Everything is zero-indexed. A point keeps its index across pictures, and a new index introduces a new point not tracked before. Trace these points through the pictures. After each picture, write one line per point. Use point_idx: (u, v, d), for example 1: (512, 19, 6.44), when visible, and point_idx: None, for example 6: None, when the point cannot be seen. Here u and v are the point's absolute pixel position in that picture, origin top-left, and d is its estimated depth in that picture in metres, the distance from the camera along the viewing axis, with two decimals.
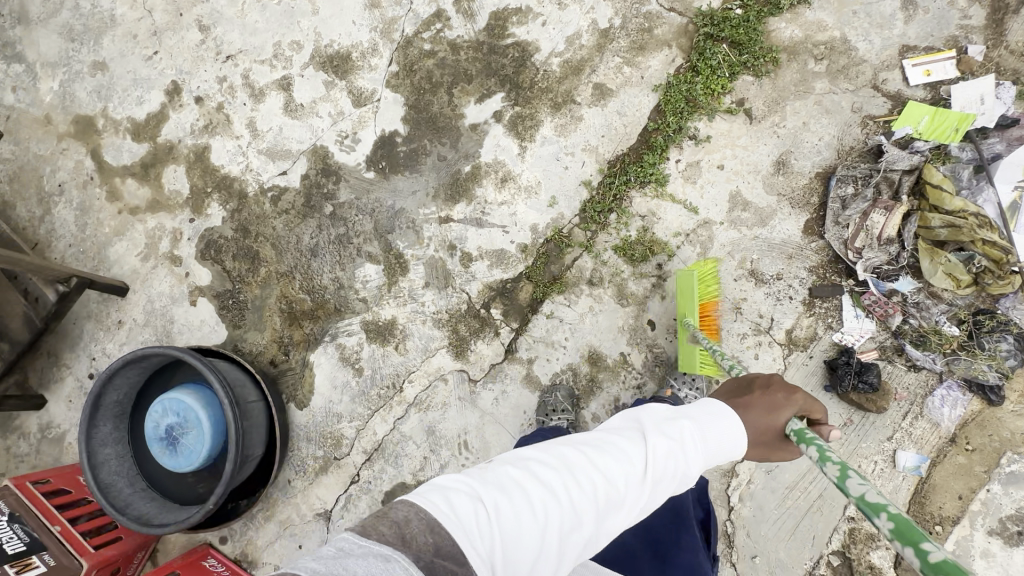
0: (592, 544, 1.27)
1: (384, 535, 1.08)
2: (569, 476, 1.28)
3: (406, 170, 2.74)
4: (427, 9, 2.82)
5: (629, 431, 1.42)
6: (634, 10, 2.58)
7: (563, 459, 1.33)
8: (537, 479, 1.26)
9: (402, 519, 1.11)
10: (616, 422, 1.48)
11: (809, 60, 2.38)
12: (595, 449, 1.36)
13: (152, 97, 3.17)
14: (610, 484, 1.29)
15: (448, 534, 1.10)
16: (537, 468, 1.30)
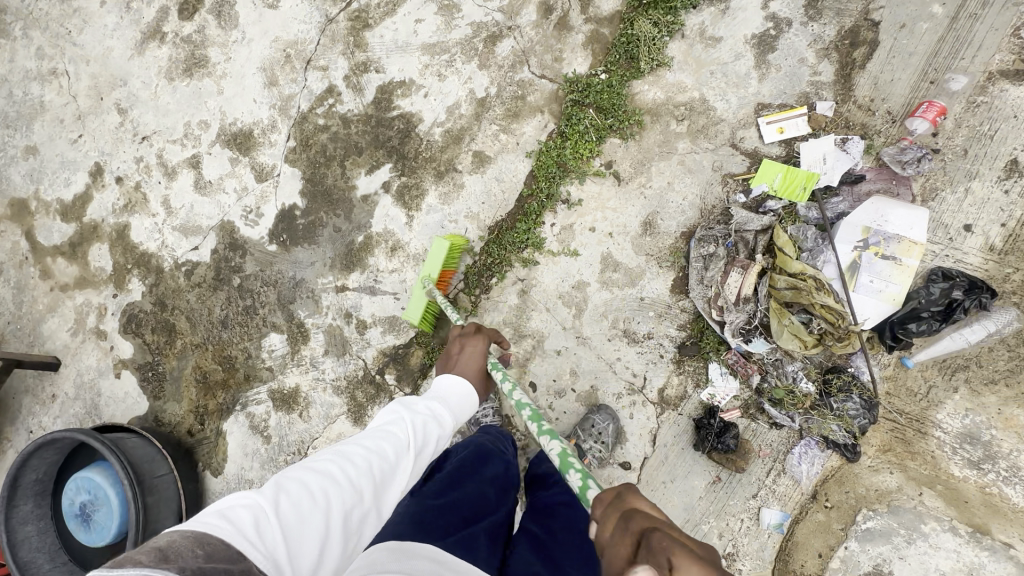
0: (373, 529, 1.21)
1: (145, 559, 0.77)
2: (345, 465, 1.20)
3: (305, 242, 2.86)
4: (320, 85, 2.94)
5: (392, 415, 1.41)
6: (508, 79, 2.67)
7: (323, 459, 1.20)
8: (317, 475, 1.15)
9: (167, 542, 0.83)
10: (379, 415, 1.43)
11: (670, 121, 2.44)
12: (372, 438, 1.31)
13: (78, 178, 3.34)
14: (384, 460, 1.27)
15: (221, 544, 0.88)
16: (318, 465, 1.18)
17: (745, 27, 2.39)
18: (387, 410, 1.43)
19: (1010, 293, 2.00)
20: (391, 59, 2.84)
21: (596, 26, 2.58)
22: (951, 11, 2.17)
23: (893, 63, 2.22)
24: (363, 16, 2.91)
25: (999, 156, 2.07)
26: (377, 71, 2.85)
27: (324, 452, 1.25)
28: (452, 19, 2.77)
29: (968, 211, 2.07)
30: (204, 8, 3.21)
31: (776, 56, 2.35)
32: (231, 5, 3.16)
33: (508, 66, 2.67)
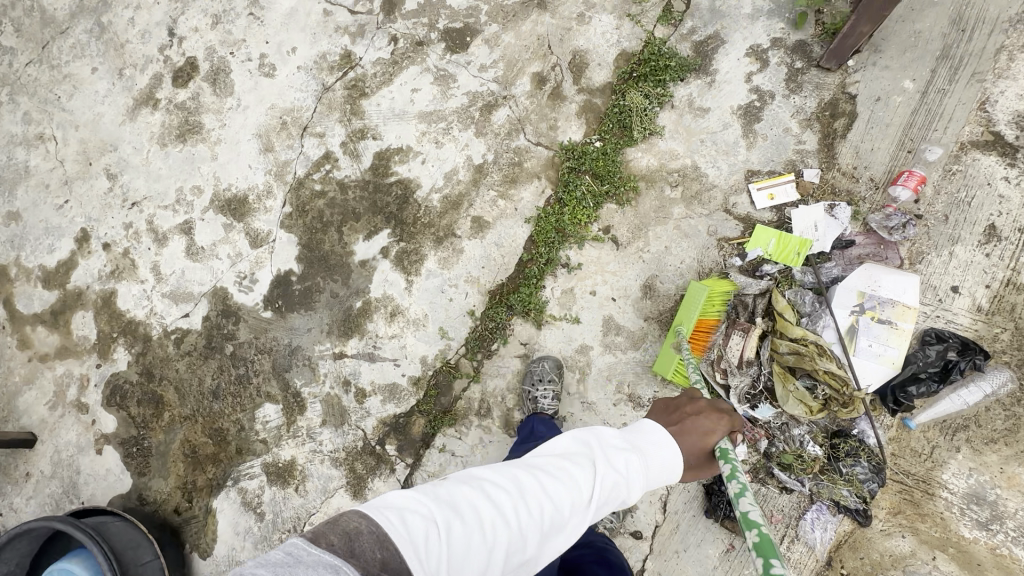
0: (532, 564, 1.32)
1: (332, 543, 1.07)
2: (518, 497, 1.31)
3: (302, 309, 2.82)
4: (316, 151, 2.97)
5: (578, 451, 1.45)
6: (504, 146, 2.73)
7: (495, 481, 1.35)
8: (490, 501, 1.29)
9: (353, 529, 1.11)
10: (572, 442, 1.49)
11: (665, 187, 2.52)
12: (551, 471, 1.39)
13: (63, 244, 3.26)
14: (567, 502, 1.33)
15: (398, 553, 1.10)
16: (487, 488, 1.33)
17: (731, 99, 2.51)
18: (581, 442, 1.48)
19: (1000, 353, 2.07)
20: (389, 127, 2.89)
21: (589, 96, 2.68)
22: (920, 86, 2.32)
23: (871, 133, 2.35)
24: (359, 86, 2.98)
25: (978, 221, 2.18)
26: (374, 138, 2.90)
27: (501, 470, 1.41)
28: (448, 89, 2.85)
29: (953, 274, 2.16)
30: (200, 75, 3.24)
31: (761, 126, 2.47)
32: (227, 73, 3.20)
33: (504, 134, 2.74)
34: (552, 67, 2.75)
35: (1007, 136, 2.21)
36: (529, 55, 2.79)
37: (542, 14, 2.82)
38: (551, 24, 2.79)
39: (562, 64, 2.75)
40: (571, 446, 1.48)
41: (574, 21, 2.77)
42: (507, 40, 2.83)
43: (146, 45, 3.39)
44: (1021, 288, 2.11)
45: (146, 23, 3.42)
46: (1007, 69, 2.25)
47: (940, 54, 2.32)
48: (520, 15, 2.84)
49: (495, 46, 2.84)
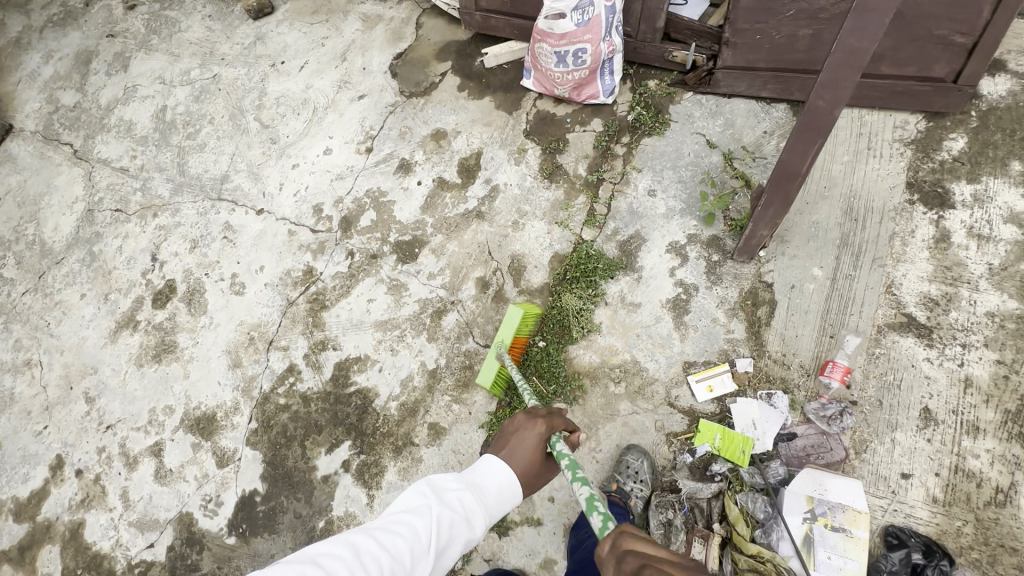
0: None
1: None
2: (356, 562, 1.38)
3: (265, 532, 2.79)
4: (281, 364, 3.11)
5: (417, 503, 1.55)
6: (455, 349, 2.87)
7: (337, 551, 1.41)
8: (324, 573, 1.34)
9: None
10: (408, 496, 1.58)
11: (609, 382, 2.60)
12: (386, 527, 1.48)
13: (37, 472, 3.30)
14: (409, 550, 1.44)
15: None
16: (328, 562, 1.38)
17: (659, 293, 2.68)
18: (416, 494, 1.58)
19: (967, 549, 2.01)
20: (348, 337, 3.06)
21: (529, 297, 2.87)
22: (829, 273, 2.49)
23: (792, 319, 2.47)
24: (320, 299, 3.20)
25: (912, 404, 2.21)
26: (334, 348, 3.06)
27: (341, 542, 1.45)
28: (401, 298, 3.06)
29: (900, 461, 2.15)
30: (177, 296, 3.51)
31: (690, 317, 2.60)
32: (202, 293, 3.46)
33: (454, 338, 2.89)
34: (494, 272, 2.98)
35: (919, 316, 2.32)
36: (472, 262, 3.03)
37: (481, 224, 3.11)
38: (490, 231, 3.07)
39: (502, 268, 2.97)
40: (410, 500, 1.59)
41: (510, 228, 3.05)
42: (452, 248, 3.10)
43: (131, 271, 3.71)
44: (970, 474, 2.09)
45: (132, 250, 3.77)
46: (903, 253, 2.43)
47: (841, 242, 2.52)
48: (462, 225, 3.13)
49: (442, 255, 3.10)
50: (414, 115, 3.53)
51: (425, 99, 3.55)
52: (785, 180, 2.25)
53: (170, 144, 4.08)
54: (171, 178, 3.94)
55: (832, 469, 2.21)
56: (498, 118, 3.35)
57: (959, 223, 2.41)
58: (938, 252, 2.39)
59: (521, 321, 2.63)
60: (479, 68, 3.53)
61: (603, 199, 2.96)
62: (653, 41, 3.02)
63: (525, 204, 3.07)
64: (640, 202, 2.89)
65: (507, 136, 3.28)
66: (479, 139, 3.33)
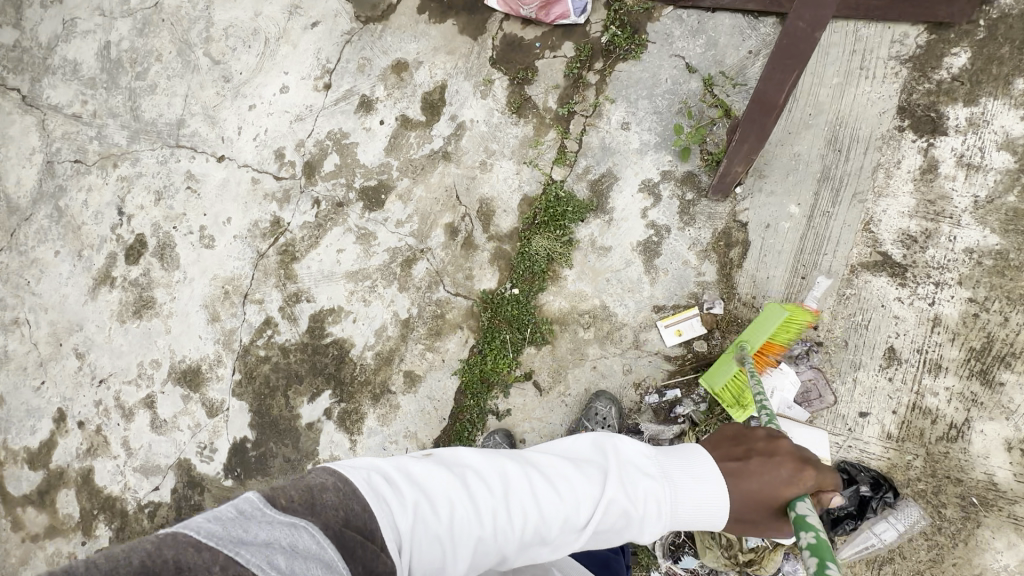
0: (507, 558, 1.40)
1: (294, 500, 1.13)
2: (506, 501, 1.37)
3: (259, 474, 2.96)
4: (257, 317, 3.13)
5: (587, 461, 1.50)
6: (427, 299, 2.85)
7: (486, 475, 1.41)
8: (476, 494, 1.36)
9: (318, 485, 1.20)
10: (590, 458, 1.50)
11: (579, 328, 2.60)
12: (547, 477, 1.44)
13: (43, 424, 3.47)
14: (558, 517, 1.38)
15: (370, 514, 1.20)
16: (481, 485, 1.38)
17: (630, 236, 2.59)
18: (593, 459, 1.50)
19: (914, 480, 2.12)
20: (320, 288, 3.04)
21: (499, 244, 2.79)
22: (806, 210, 2.37)
23: (764, 260, 2.40)
24: (290, 250, 3.14)
25: (877, 345, 2.20)
26: (308, 300, 3.05)
27: (506, 465, 1.46)
28: (370, 247, 2.99)
29: (860, 400, 2.19)
30: (149, 250, 3.46)
31: (662, 261, 2.53)
32: (173, 246, 3.41)
33: (425, 288, 2.86)
34: (462, 217, 2.87)
35: (896, 255, 2.24)
36: (440, 207, 2.92)
37: (448, 165, 2.95)
38: (457, 174, 2.93)
39: (471, 212, 2.86)
40: (589, 456, 1.52)
41: (478, 170, 2.89)
42: (419, 193, 2.97)
43: (100, 225, 3.63)
44: (926, 411, 2.13)
45: (98, 204, 3.67)
46: (886, 187, 2.29)
47: (821, 176, 2.37)
48: (428, 167, 2.98)
49: (410, 201, 2.98)
50: (373, 44, 3.24)
51: (383, 24, 3.23)
52: (761, 113, 2.07)
53: (120, 86, 3.81)
54: (126, 124, 3.73)
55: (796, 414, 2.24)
56: (461, 44, 3.06)
57: (950, 150, 2.24)
58: (923, 184, 2.25)
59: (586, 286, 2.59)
60: None
61: (573, 135, 2.77)
62: None
63: (493, 143, 2.90)
64: (614, 137, 2.71)
65: (472, 65, 3.02)
66: (442, 69, 3.07)
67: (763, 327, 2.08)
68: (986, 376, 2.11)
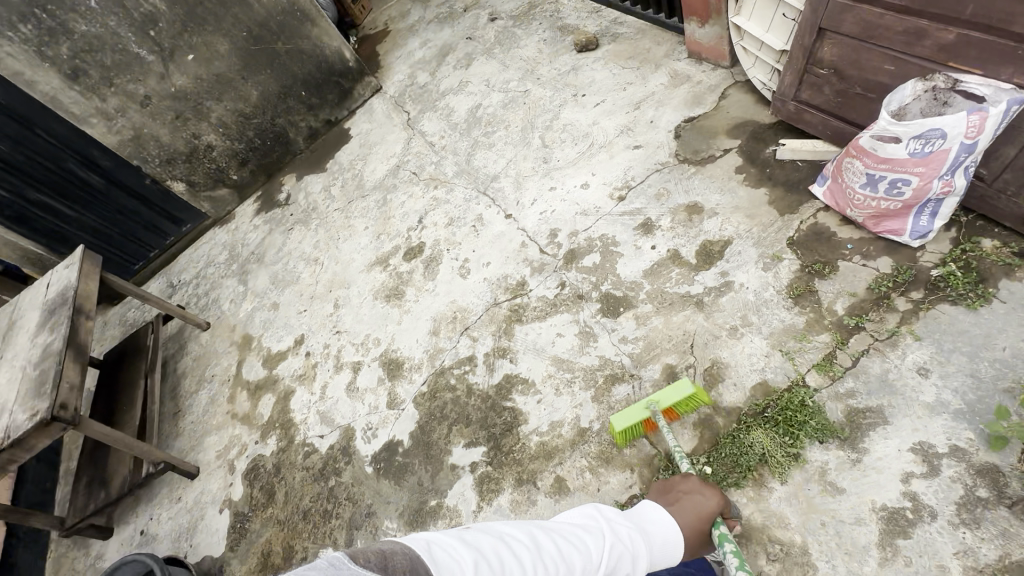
0: None
1: (368, 561, 1.17)
2: (539, 555, 1.42)
3: (393, 480, 3.20)
4: (466, 350, 3.49)
5: (587, 523, 1.67)
6: (614, 421, 2.80)
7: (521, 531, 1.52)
8: (508, 547, 1.41)
9: (387, 552, 1.23)
10: (576, 519, 1.69)
11: (762, 553, 2.19)
12: (557, 531, 1.56)
13: (287, 339, 4.38)
14: (586, 562, 1.49)
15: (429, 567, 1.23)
16: (511, 542, 1.44)
17: (876, 492, 2.14)
18: (586, 520, 1.69)
19: None
20: (525, 356, 3.26)
21: (712, 412, 2.61)
22: None
23: None
24: (520, 312, 3.46)
25: None
26: (511, 360, 3.29)
27: (525, 527, 1.53)
28: (587, 345, 3.11)
29: None
30: (421, 257, 4.21)
31: (907, 545, 2.02)
32: (438, 263, 4.08)
33: (617, 410, 2.82)
34: (687, 366, 2.78)
35: None
36: (670, 346, 2.88)
37: (696, 312, 2.93)
38: (702, 324, 2.87)
39: (698, 367, 2.76)
40: (579, 520, 1.69)
41: (726, 332, 2.79)
42: (655, 323, 3.00)
43: (402, 223, 4.58)
44: None
45: (410, 208, 4.65)
46: None
47: None
48: (676, 305, 3.00)
49: (643, 325, 3.02)
50: (678, 181, 3.49)
51: (697, 169, 3.48)
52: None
53: (470, 136, 4.86)
54: (458, 163, 4.70)
55: None
56: (765, 214, 3.08)
57: None
58: None
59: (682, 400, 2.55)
60: (768, 157, 3.29)
61: (851, 350, 2.48)
62: (1017, 199, 2.38)
63: (753, 314, 2.78)
64: (902, 375, 2.33)
65: (767, 236, 3.00)
66: (734, 228, 3.12)
67: (668, 392, 2.54)
68: None
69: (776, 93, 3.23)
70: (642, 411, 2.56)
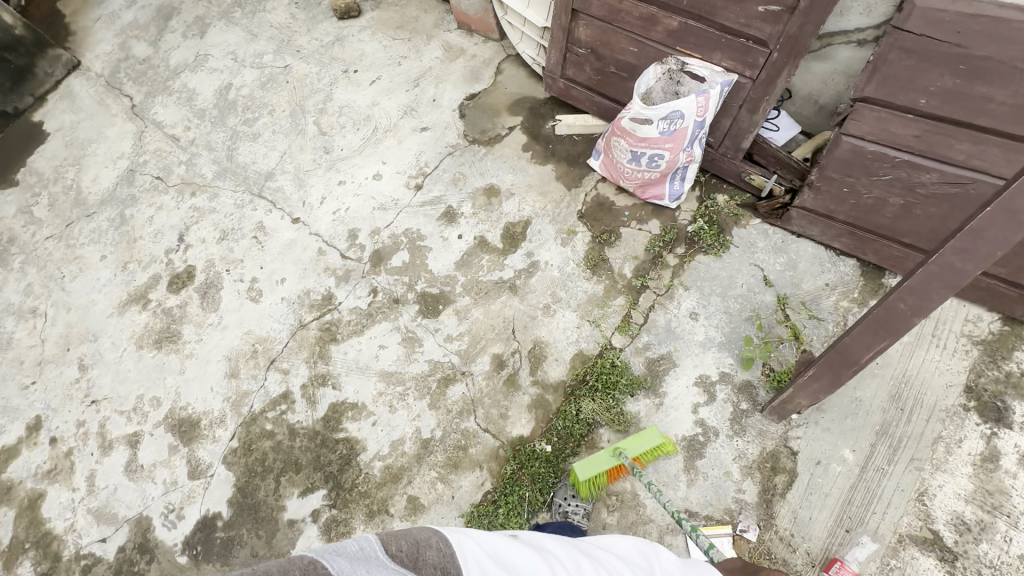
0: None
1: (400, 550, 1.19)
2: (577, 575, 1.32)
3: (218, 561, 2.70)
4: (277, 386, 3.03)
5: (589, 547, 1.49)
6: (454, 423, 2.76)
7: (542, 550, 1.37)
8: (545, 560, 1.32)
9: (423, 542, 1.24)
10: (629, 552, 1.53)
11: (603, 508, 2.47)
12: (602, 561, 1.43)
13: (12, 427, 3.23)
14: None
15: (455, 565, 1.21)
16: (551, 558, 1.35)
17: (677, 427, 2.54)
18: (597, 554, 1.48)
19: None
20: (349, 378, 2.97)
21: (542, 391, 2.76)
22: (860, 459, 2.34)
23: (809, 498, 2.33)
24: (332, 329, 3.12)
25: None
26: (334, 386, 2.97)
27: (566, 544, 1.45)
28: (413, 352, 2.97)
29: None
30: (193, 285, 3.45)
31: (703, 463, 2.46)
32: (218, 288, 3.40)
33: (456, 411, 2.79)
34: (513, 353, 2.86)
35: (947, 538, 2.17)
36: (494, 335, 2.92)
37: (512, 296, 3.00)
38: (519, 308, 2.96)
39: (523, 351, 2.86)
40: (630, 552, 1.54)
41: (541, 311, 2.93)
42: (476, 315, 2.99)
43: (155, 245, 3.66)
44: None
45: (162, 223, 3.73)
46: (944, 461, 2.28)
47: (879, 428, 2.37)
48: (493, 292, 3.03)
49: (466, 319, 2.99)
50: (472, 163, 3.45)
51: (487, 149, 3.47)
52: (839, 364, 2.12)
53: (226, 125, 4.03)
54: (217, 161, 3.89)
55: None
56: (555, 190, 3.25)
57: (1010, 445, 2.26)
58: (982, 471, 2.24)
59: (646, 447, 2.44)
60: (548, 133, 3.44)
61: (641, 307, 2.83)
62: (733, 159, 2.91)
63: (561, 289, 2.96)
64: (680, 322, 2.76)
65: (560, 212, 3.18)
66: (531, 207, 3.23)
67: (635, 441, 2.44)
68: None
69: (545, 70, 3.36)
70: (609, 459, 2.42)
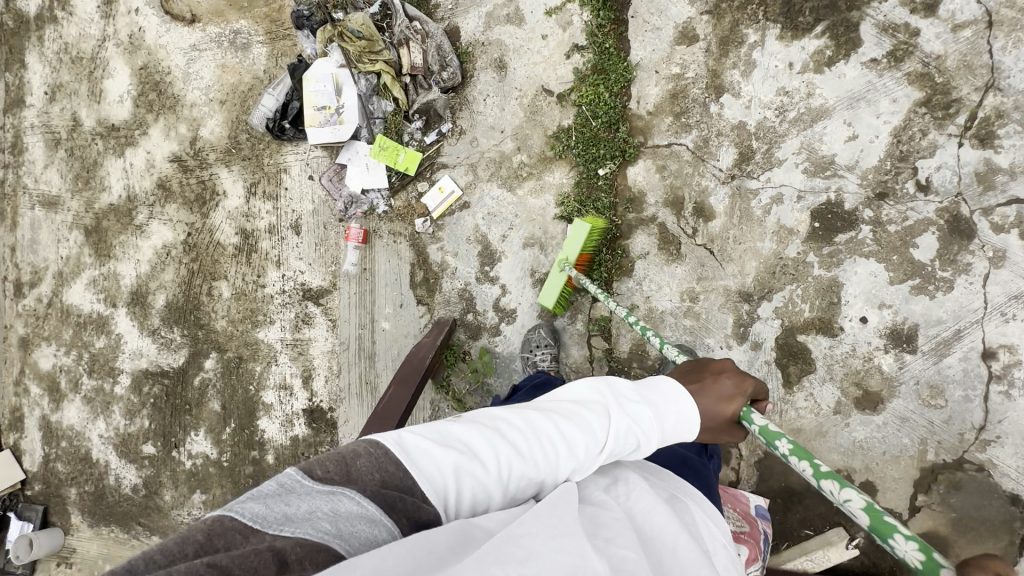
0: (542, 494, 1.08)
1: (327, 465, 0.92)
2: (527, 434, 1.08)
3: None
4: (948, 6, 2.19)
5: (591, 400, 1.21)
6: (706, 123, 2.41)
7: (459, 422, 1.11)
8: (496, 440, 1.05)
9: (351, 455, 0.95)
10: (585, 386, 1.25)
11: (527, 160, 2.59)
12: (566, 411, 1.16)
13: None
14: (575, 439, 1.10)
15: (394, 474, 0.95)
16: (505, 428, 1.08)
17: (507, 262, 2.61)
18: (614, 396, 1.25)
19: (262, 143, 2.84)
20: (864, 79, 2.26)
21: (641, 212, 2.47)
22: (378, 324, 2.73)
23: (394, 273, 2.72)
24: (937, 108, 2.21)
25: (304, 230, 2.80)
26: (873, 57, 2.26)
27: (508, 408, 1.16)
28: (806, 157, 2.31)
29: (306, 186, 2.79)
30: None
31: (475, 245, 2.64)
32: None
33: (712, 135, 2.40)
34: (694, 228, 2.42)
35: (308, 303, 2.80)
36: (727, 233, 2.39)
37: (738, 286, 2.38)
38: (723, 278, 2.39)
39: (685, 238, 2.43)
40: (586, 392, 1.24)
41: (694, 288, 2.42)
42: (766, 241, 2.36)
43: None
44: (266, 194, 2.84)
45: None
46: (328, 356, 2.77)
47: (371, 356, 2.73)
48: (765, 277, 2.35)
49: (771, 228, 2.35)
50: (929, 429, 2.22)
51: (926, 460, 2.21)
52: (401, 384, 2.28)
53: None
54: None
55: (336, 159, 2.75)
56: (788, 442, 2.34)
57: (298, 395, 2.80)
58: (306, 366, 2.80)
59: (581, 238, 2.36)
60: (850, 527, 2.27)
61: (597, 354, 2.50)
62: None
63: (692, 324, 2.41)
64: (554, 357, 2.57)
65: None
66: (798, 405, 2.33)
67: (573, 243, 2.34)
68: (242, 232, 2.88)
69: None
70: (560, 273, 2.40)
